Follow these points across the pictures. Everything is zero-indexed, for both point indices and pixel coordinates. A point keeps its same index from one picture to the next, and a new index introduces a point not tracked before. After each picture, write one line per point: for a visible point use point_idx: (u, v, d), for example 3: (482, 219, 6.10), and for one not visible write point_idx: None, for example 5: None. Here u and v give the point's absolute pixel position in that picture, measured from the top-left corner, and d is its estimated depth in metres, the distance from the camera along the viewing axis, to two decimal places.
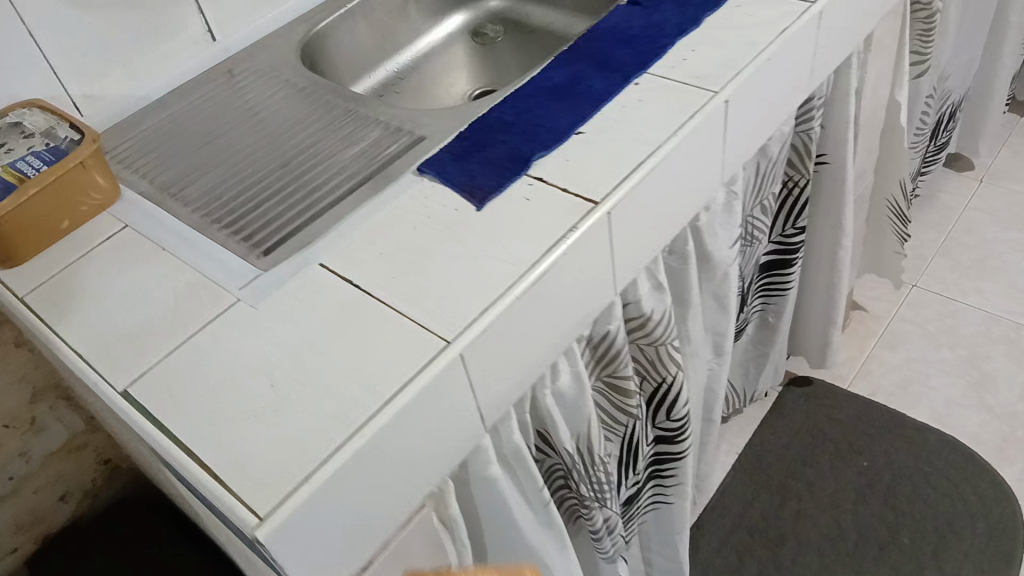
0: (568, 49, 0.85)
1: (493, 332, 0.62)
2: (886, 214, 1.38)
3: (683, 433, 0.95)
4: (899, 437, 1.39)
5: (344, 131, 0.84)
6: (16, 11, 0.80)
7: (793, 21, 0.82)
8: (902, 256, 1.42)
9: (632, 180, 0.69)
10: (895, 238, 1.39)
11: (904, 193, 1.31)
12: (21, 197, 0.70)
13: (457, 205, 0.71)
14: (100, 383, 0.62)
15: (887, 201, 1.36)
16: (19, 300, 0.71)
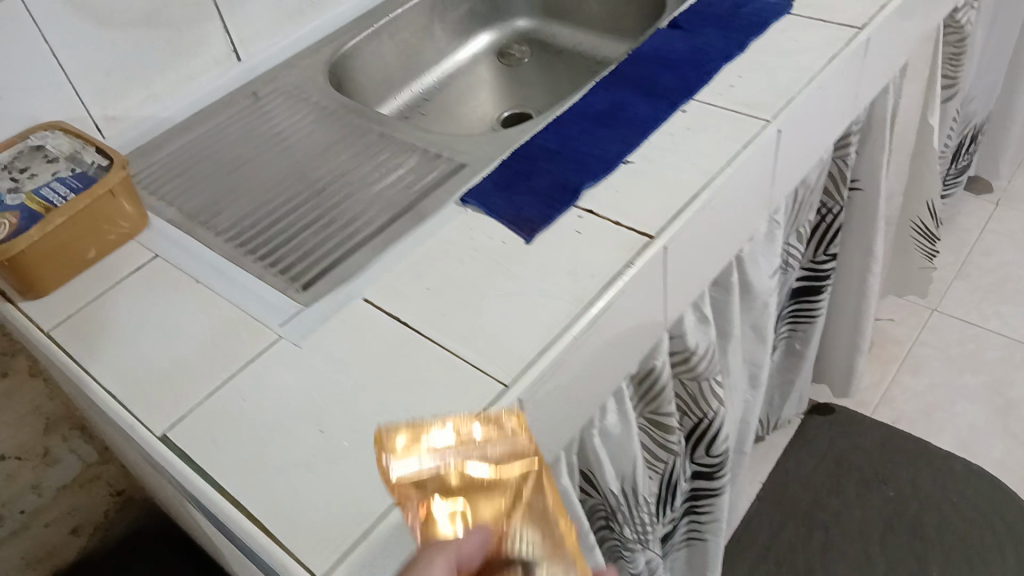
0: (610, 74, 0.82)
1: (549, 375, 0.59)
2: (911, 235, 1.36)
3: (722, 470, 0.93)
4: (925, 465, 1.37)
5: (379, 156, 0.81)
6: (39, 32, 0.76)
7: (842, 47, 0.80)
8: (930, 270, 1.40)
9: (687, 213, 0.66)
10: (921, 255, 1.38)
11: (931, 212, 1.30)
12: (47, 226, 0.67)
13: (504, 238, 0.68)
14: (137, 426, 0.59)
15: (913, 221, 1.34)
16: (45, 333, 0.68)
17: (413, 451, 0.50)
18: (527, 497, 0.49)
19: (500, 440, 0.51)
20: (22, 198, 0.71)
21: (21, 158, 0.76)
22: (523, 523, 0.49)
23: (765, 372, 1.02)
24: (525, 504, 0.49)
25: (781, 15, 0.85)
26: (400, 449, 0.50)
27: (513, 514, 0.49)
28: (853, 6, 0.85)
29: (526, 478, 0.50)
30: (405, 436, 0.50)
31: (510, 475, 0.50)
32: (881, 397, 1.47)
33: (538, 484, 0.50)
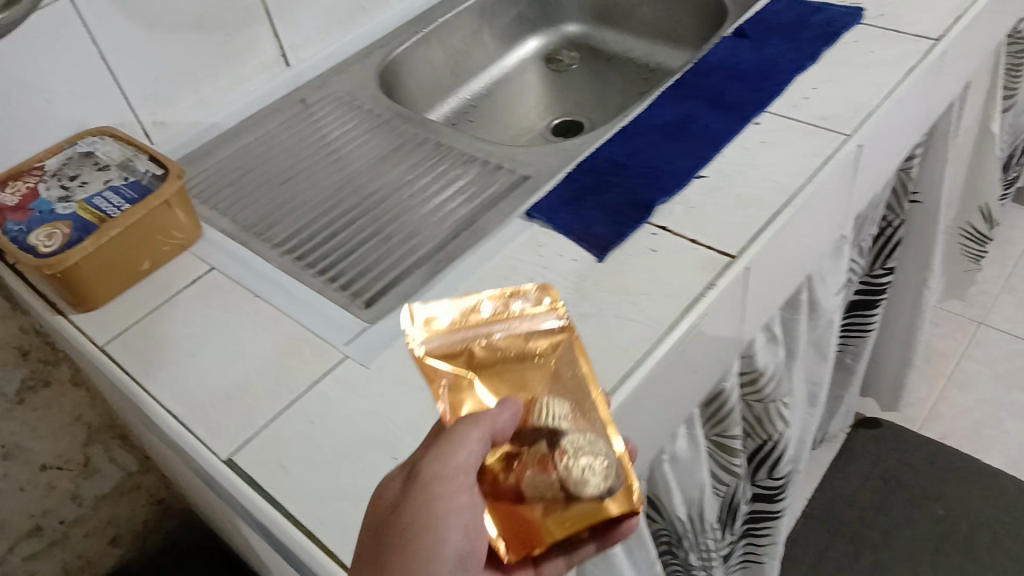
0: (675, 83, 0.79)
1: (631, 402, 0.56)
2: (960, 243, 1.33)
3: (784, 493, 0.91)
4: (975, 484, 1.33)
5: (438, 167, 0.79)
6: (91, 38, 0.73)
7: (920, 60, 0.76)
8: (975, 269, 1.38)
9: (768, 234, 0.63)
10: (967, 257, 1.35)
11: (985, 220, 1.27)
12: (103, 238, 0.65)
13: (576, 255, 0.65)
14: (200, 448, 0.57)
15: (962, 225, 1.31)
16: (100, 348, 0.65)
17: (448, 331, 0.53)
18: (557, 364, 0.53)
19: (533, 317, 0.55)
20: (74, 207, 0.68)
21: (71, 164, 0.72)
22: (554, 384, 0.52)
23: (822, 391, 0.98)
24: (558, 369, 0.53)
25: (853, 24, 0.82)
26: (435, 329, 0.53)
27: (544, 380, 0.53)
28: (929, 16, 0.82)
29: (557, 344, 0.54)
30: (442, 316, 0.54)
31: (542, 341, 0.54)
32: (929, 411, 1.44)
33: (569, 350, 0.53)
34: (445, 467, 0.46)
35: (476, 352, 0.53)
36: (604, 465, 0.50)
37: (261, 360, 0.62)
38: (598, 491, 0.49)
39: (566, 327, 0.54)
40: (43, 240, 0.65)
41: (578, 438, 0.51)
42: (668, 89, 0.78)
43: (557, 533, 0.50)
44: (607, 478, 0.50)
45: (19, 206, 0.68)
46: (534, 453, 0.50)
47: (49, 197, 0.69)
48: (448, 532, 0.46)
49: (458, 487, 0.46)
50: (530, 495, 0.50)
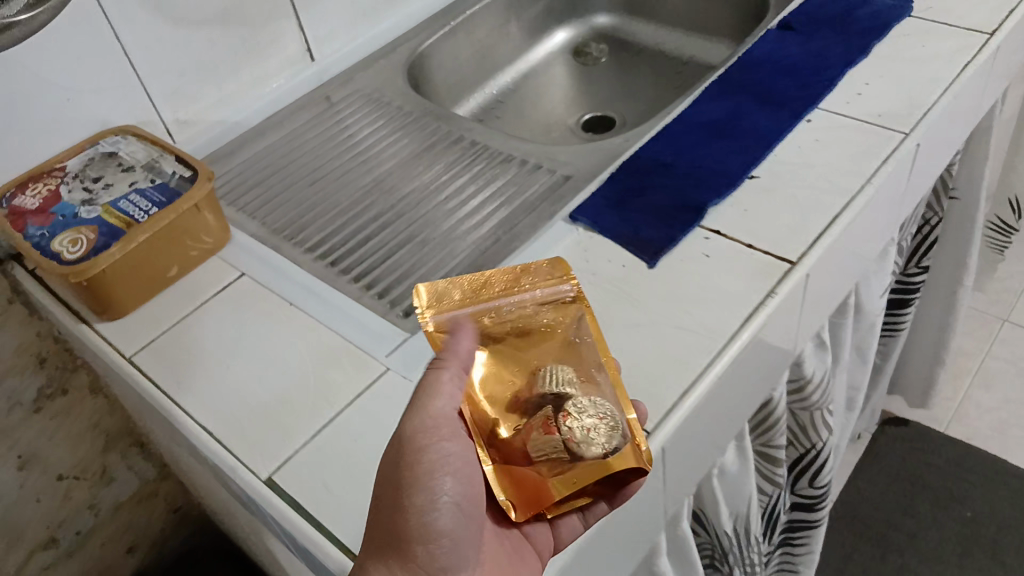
0: (719, 79, 0.76)
1: (692, 418, 0.53)
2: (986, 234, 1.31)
3: (824, 502, 0.90)
4: (1003, 485, 1.28)
5: (473, 167, 0.76)
6: (113, 33, 0.70)
7: (975, 54, 0.73)
8: (997, 253, 1.36)
9: (828, 237, 0.60)
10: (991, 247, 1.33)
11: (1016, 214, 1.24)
12: (130, 243, 0.62)
13: (624, 261, 0.62)
14: (239, 469, 0.54)
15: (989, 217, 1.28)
16: (128, 359, 0.62)
17: (459, 302, 0.55)
18: (566, 334, 0.55)
19: (543, 287, 0.57)
20: (99, 211, 0.65)
21: (93, 165, 0.69)
22: (563, 352, 0.55)
23: (856, 394, 0.97)
24: (566, 336, 0.55)
25: (902, 17, 0.79)
26: (446, 302, 0.55)
27: (555, 351, 0.55)
28: (981, 9, 0.79)
29: (565, 313, 0.56)
30: (453, 290, 0.56)
31: (550, 311, 0.56)
32: (953, 412, 1.40)
33: (578, 319, 0.55)
34: (425, 421, 0.48)
35: (486, 324, 0.55)
36: (608, 426, 0.49)
37: (298, 372, 0.59)
38: (602, 451, 0.49)
39: (575, 295, 0.56)
40: (67, 246, 0.62)
41: (581, 398, 0.51)
42: (712, 85, 0.75)
43: (563, 493, 0.49)
44: (611, 437, 0.49)
45: (41, 210, 0.65)
46: (540, 417, 0.51)
47: (71, 200, 0.66)
48: (439, 483, 0.47)
49: (442, 437, 0.48)
50: (534, 457, 0.50)
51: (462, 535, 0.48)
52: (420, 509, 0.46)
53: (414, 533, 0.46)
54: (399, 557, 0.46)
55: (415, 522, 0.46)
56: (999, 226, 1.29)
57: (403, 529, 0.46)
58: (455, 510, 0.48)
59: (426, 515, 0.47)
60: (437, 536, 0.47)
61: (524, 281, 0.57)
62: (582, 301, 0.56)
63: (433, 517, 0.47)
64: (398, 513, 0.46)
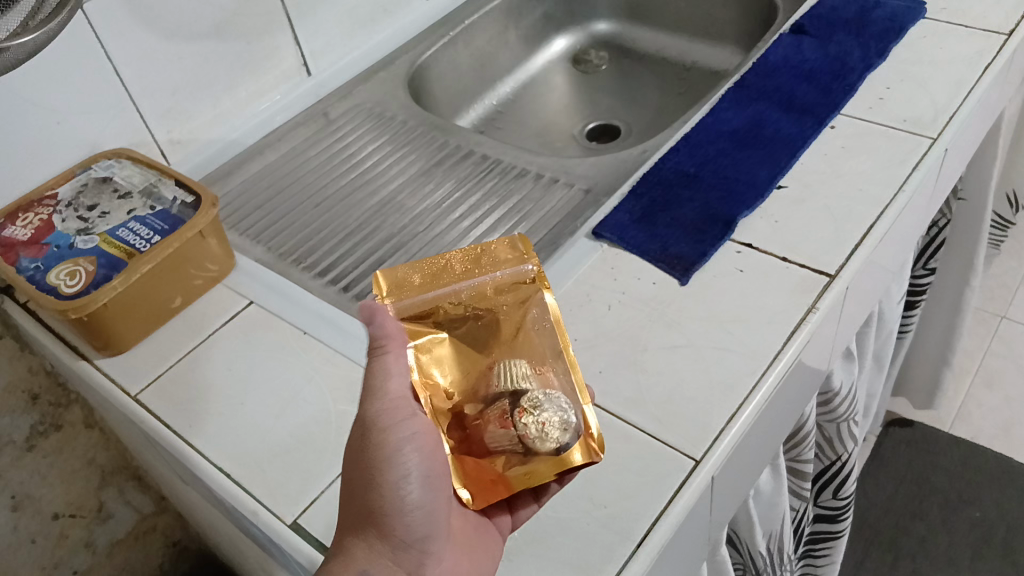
0: (737, 85, 0.74)
1: (739, 443, 0.51)
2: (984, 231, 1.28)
3: (846, 513, 0.88)
4: (1010, 484, 1.27)
5: (485, 184, 0.75)
6: (104, 50, 0.66)
7: (995, 56, 0.72)
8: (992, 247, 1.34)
9: (865, 249, 0.58)
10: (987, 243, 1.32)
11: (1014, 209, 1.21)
12: (132, 275, 0.58)
13: (655, 279, 0.59)
14: (261, 513, 0.51)
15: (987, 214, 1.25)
16: (133, 398, 0.58)
17: (421, 289, 0.50)
18: (527, 318, 0.50)
19: (506, 269, 0.51)
20: (96, 241, 0.61)
21: (87, 193, 0.66)
22: (523, 338, 0.50)
23: (871, 401, 0.96)
24: (526, 322, 0.50)
25: (917, 19, 0.78)
26: (402, 287, 0.50)
27: (514, 337, 0.50)
28: (996, 9, 0.77)
29: (525, 298, 0.50)
30: (412, 275, 0.51)
31: (510, 296, 0.51)
32: (956, 411, 1.39)
33: (539, 302, 0.50)
34: (383, 400, 0.45)
35: (443, 310, 0.50)
36: (561, 420, 0.46)
37: (317, 406, 0.56)
38: (556, 445, 0.45)
39: (537, 275, 0.51)
40: (64, 280, 0.58)
41: (536, 387, 0.47)
42: (729, 92, 0.73)
43: (517, 489, 0.46)
44: (564, 432, 0.45)
45: (33, 241, 0.61)
46: (495, 410, 0.47)
47: (66, 230, 0.62)
48: (405, 458, 0.44)
49: (403, 411, 0.46)
50: (489, 448, 0.46)
51: (436, 508, 0.46)
52: (389, 484, 0.44)
53: (385, 509, 0.44)
54: (373, 535, 0.44)
55: (385, 498, 0.44)
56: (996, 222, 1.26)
57: (374, 506, 0.44)
58: (426, 484, 0.45)
59: (395, 491, 0.44)
60: (410, 512, 0.45)
61: (485, 263, 0.51)
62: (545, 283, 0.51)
63: (403, 492, 0.44)
64: (367, 489, 0.44)
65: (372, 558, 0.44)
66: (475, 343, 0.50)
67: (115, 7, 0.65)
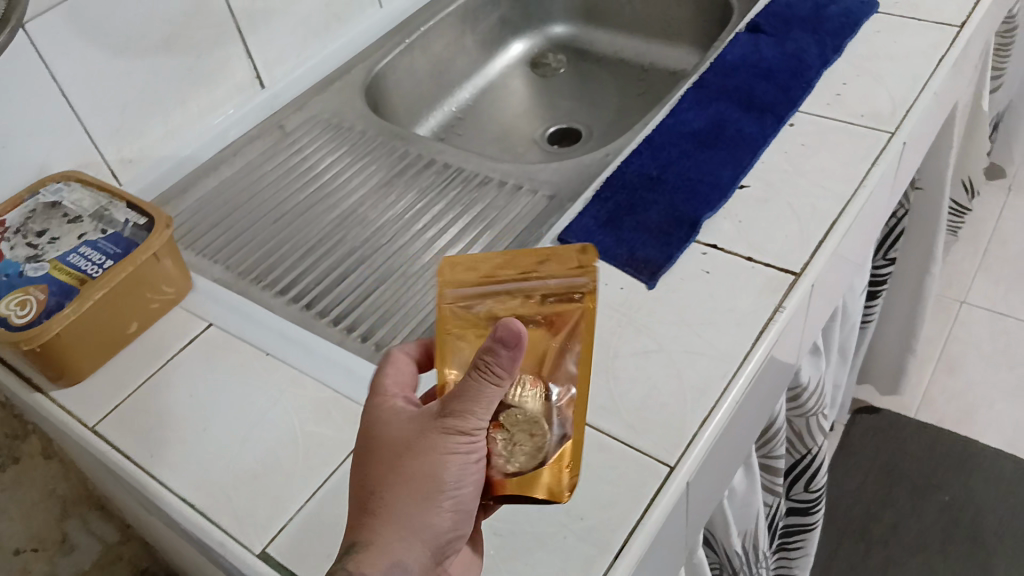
0: (696, 86, 0.74)
1: (712, 446, 0.50)
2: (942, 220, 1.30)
3: (818, 505, 0.88)
4: (976, 467, 1.29)
5: (448, 193, 0.74)
6: (48, 70, 0.64)
7: (948, 49, 0.73)
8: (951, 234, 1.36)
9: (829, 246, 0.58)
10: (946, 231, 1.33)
11: (970, 197, 1.23)
12: (86, 303, 0.56)
13: (622, 284, 0.59)
14: (228, 543, 0.49)
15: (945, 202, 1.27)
16: (92, 430, 0.56)
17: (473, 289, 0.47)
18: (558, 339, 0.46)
19: (558, 276, 0.46)
20: (47, 268, 0.59)
21: (35, 219, 0.63)
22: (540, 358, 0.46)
23: (837, 392, 0.97)
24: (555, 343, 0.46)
25: (870, 14, 0.78)
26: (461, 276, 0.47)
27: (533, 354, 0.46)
28: (948, 2, 0.78)
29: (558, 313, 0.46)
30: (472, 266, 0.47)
31: (553, 308, 0.46)
32: (921, 397, 1.40)
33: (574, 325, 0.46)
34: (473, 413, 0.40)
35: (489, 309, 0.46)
36: (536, 445, 0.43)
37: (283, 428, 0.54)
38: (515, 469, 0.42)
39: (587, 291, 0.46)
40: (14, 310, 0.56)
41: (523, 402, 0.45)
42: (689, 93, 0.73)
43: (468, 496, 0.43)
44: (534, 459, 0.43)
45: None
46: None
47: (15, 257, 0.60)
48: (472, 467, 0.41)
49: (483, 428, 0.41)
50: None
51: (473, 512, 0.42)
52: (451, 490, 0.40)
53: (437, 509, 0.40)
54: (419, 526, 0.40)
55: (440, 499, 0.40)
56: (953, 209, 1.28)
57: (428, 502, 0.40)
58: (477, 492, 0.41)
59: (453, 495, 0.40)
60: (457, 516, 0.41)
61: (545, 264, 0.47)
62: (590, 304, 0.46)
63: (460, 497, 0.40)
64: (427, 486, 0.40)
65: (410, 551, 0.39)
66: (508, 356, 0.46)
67: (57, 25, 0.63)
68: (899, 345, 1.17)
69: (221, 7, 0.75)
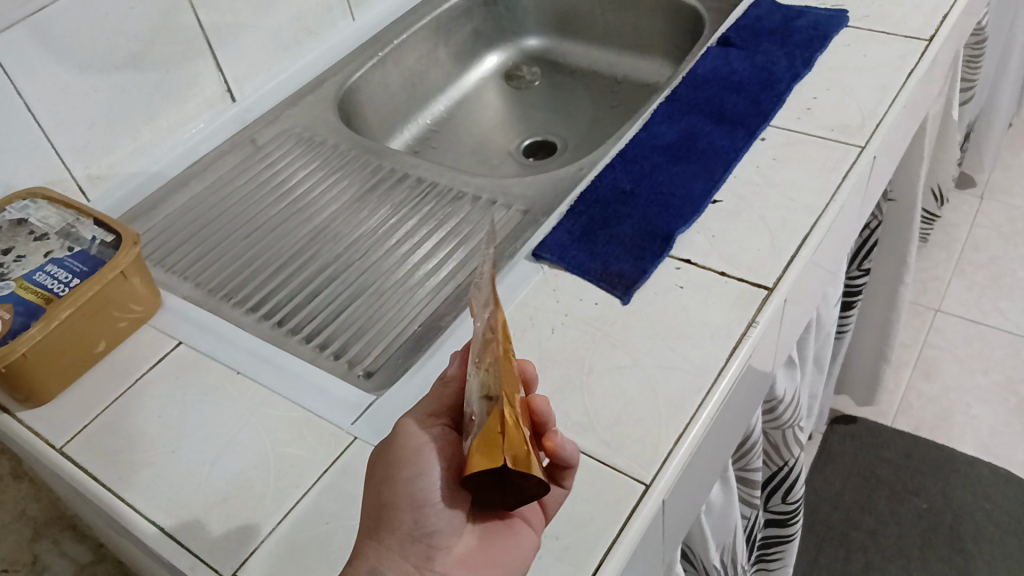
0: (668, 99, 0.74)
1: (687, 462, 0.50)
2: None
3: (796, 516, 0.88)
4: (953, 473, 1.30)
5: (422, 207, 0.74)
6: (13, 86, 0.63)
7: (916, 62, 0.74)
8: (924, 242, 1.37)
9: (801, 259, 0.58)
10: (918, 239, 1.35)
11: (941, 205, 1.24)
12: (52, 322, 0.55)
13: (596, 299, 0.58)
14: (199, 568, 0.48)
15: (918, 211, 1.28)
16: (59, 453, 0.55)
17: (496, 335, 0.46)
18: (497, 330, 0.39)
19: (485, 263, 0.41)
20: (12, 286, 0.58)
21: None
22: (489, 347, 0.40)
23: (814, 402, 0.97)
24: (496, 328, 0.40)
25: (840, 27, 0.79)
26: None
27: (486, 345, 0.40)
28: (915, 14, 0.79)
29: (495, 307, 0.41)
30: None
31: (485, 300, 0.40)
32: (898, 404, 1.41)
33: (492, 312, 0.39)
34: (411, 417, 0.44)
35: None
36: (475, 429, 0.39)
37: (256, 449, 0.54)
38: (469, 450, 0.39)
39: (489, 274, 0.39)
40: None
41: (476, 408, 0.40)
42: (662, 106, 0.73)
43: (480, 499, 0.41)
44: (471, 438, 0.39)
45: None
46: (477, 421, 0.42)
47: None
48: (426, 458, 0.42)
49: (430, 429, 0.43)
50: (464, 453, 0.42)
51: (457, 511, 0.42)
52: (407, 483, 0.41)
53: (404, 506, 0.41)
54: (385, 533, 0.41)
55: (403, 497, 0.41)
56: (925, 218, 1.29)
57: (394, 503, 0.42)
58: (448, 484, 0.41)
59: (412, 489, 0.41)
60: (428, 512, 0.41)
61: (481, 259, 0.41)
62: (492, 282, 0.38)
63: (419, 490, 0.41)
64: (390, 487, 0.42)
65: (381, 556, 0.41)
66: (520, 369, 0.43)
67: (21, 42, 0.62)
68: (874, 353, 1.18)
69: (190, 21, 0.74)
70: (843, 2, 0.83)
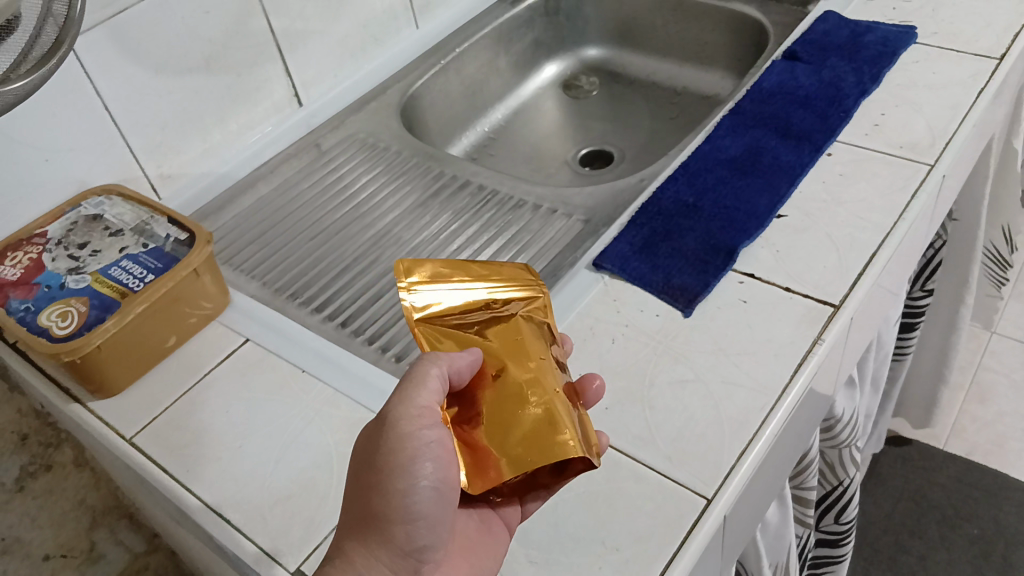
0: (733, 112, 0.74)
1: (750, 476, 0.50)
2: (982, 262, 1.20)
3: (848, 538, 0.87)
4: (1005, 499, 1.27)
5: (482, 215, 0.74)
6: (92, 86, 0.65)
7: (988, 81, 0.72)
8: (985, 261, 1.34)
9: (869, 277, 0.58)
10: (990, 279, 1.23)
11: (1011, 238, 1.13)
12: (126, 316, 0.57)
13: (658, 312, 0.58)
14: (263, 562, 0.49)
15: (986, 246, 1.17)
16: (128, 443, 0.57)
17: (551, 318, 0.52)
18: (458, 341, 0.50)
19: (426, 295, 0.51)
20: (89, 280, 0.60)
21: (76, 231, 0.64)
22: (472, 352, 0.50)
23: (868, 423, 0.95)
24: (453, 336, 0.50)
25: (908, 43, 0.78)
26: (480, 301, 0.52)
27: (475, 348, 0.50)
28: (986, 33, 0.78)
29: (449, 311, 0.51)
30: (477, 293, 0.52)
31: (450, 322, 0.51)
32: (951, 427, 1.38)
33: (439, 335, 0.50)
34: (410, 405, 0.44)
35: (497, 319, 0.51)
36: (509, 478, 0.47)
37: (320, 447, 0.55)
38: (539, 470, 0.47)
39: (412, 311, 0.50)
40: (56, 321, 0.57)
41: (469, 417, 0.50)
42: (725, 119, 0.73)
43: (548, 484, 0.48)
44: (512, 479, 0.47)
45: (23, 282, 0.60)
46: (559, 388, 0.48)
47: (56, 269, 0.61)
48: (423, 463, 0.43)
49: (423, 425, 0.44)
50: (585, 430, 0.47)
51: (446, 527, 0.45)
52: (404, 497, 0.43)
53: (395, 521, 0.43)
54: (377, 540, 0.43)
55: (396, 504, 0.43)
56: (995, 256, 1.18)
57: (383, 511, 0.43)
58: (443, 501, 0.44)
59: (407, 504, 0.43)
60: (423, 526, 0.44)
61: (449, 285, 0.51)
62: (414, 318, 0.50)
63: (415, 506, 0.43)
64: (377, 496, 0.43)
65: (370, 554, 0.43)
66: (524, 340, 0.50)
67: (101, 41, 0.64)
68: (932, 374, 1.16)
69: (261, 27, 0.76)
70: (912, 20, 0.82)
